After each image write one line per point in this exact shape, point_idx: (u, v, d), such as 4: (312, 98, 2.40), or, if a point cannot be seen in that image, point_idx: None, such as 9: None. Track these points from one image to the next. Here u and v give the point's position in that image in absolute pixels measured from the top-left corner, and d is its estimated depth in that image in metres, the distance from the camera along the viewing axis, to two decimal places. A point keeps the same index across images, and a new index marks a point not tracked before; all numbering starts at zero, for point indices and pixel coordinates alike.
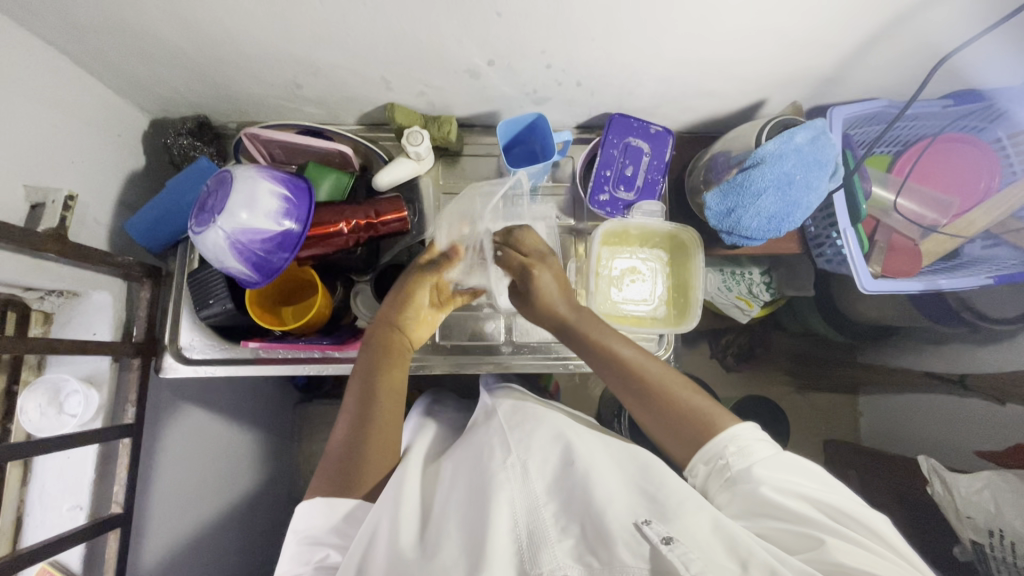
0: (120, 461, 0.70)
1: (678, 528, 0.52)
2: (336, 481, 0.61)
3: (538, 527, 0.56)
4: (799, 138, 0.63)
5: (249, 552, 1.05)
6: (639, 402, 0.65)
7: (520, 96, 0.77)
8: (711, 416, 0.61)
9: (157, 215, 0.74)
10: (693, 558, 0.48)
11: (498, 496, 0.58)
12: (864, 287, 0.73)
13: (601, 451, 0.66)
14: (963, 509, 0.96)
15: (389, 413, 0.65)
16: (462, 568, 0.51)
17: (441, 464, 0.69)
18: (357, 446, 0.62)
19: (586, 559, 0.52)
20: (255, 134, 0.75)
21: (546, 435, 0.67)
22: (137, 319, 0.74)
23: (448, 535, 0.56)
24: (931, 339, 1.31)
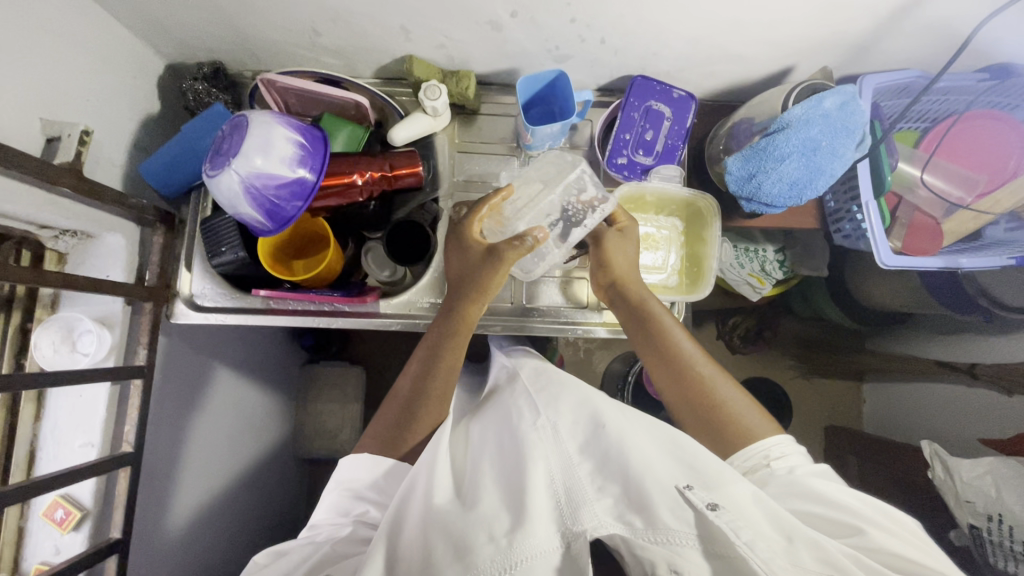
0: (132, 402, 0.71)
1: (720, 495, 0.52)
2: (387, 445, 0.69)
3: (574, 486, 0.57)
4: (827, 103, 0.62)
5: (255, 503, 1.07)
6: (688, 394, 0.69)
7: (542, 53, 0.75)
8: (750, 423, 0.66)
9: (171, 160, 0.73)
10: (742, 527, 0.49)
11: (533, 457, 0.59)
12: (882, 261, 0.71)
13: (632, 416, 0.65)
14: (962, 493, 0.97)
15: (444, 383, 0.71)
16: (505, 520, 0.54)
17: (471, 425, 0.71)
18: (409, 414, 0.70)
19: (626, 518, 0.54)
20: (271, 80, 0.73)
21: (574, 397, 0.67)
22: (149, 264, 0.74)
23: (486, 490, 0.58)
24: (940, 327, 1.29)
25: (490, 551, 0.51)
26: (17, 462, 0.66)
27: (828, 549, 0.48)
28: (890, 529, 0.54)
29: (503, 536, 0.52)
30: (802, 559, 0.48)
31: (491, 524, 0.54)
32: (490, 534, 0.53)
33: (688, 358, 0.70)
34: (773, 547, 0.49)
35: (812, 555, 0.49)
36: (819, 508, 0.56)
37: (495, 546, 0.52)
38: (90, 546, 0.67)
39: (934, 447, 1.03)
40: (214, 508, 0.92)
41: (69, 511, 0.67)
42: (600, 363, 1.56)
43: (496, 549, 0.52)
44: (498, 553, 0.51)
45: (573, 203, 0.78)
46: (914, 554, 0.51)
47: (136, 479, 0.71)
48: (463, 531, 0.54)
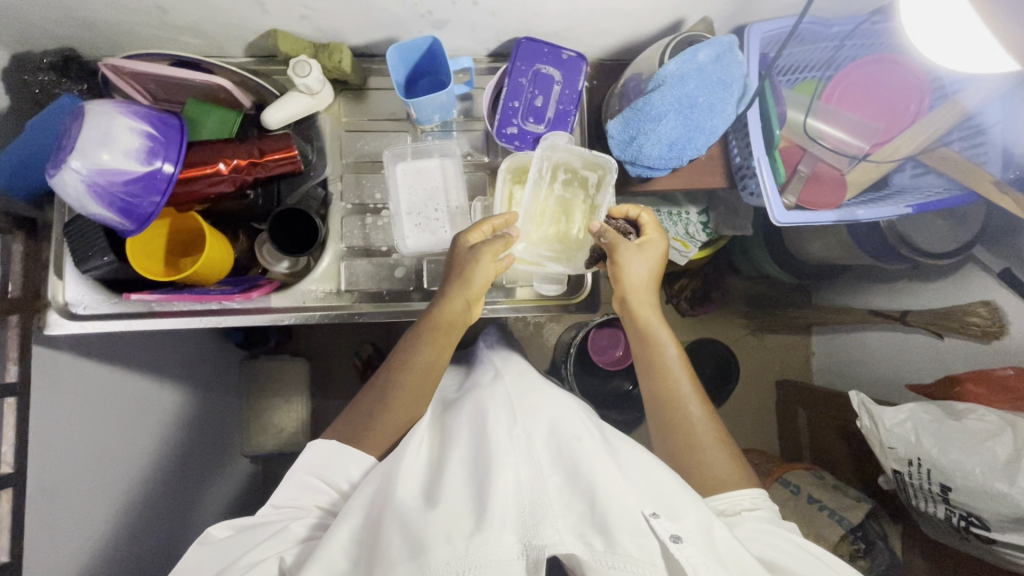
0: (6, 421, 0.67)
1: (683, 526, 0.53)
2: (350, 435, 0.67)
3: (539, 497, 0.55)
4: (701, 56, 0.58)
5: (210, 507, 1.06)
6: (675, 432, 0.69)
7: (416, 19, 0.70)
8: (727, 475, 0.66)
9: (21, 162, 0.68)
10: (698, 563, 0.50)
11: (503, 463, 0.57)
12: (776, 220, 0.68)
13: (612, 437, 0.64)
14: (885, 440, 0.97)
15: (421, 380, 0.70)
16: (467, 525, 0.53)
17: (451, 414, 0.69)
18: (382, 399, 0.69)
19: (587, 538, 0.53)
20: (118, 66, 0.67)
21: (554, 406, 0.65)
22: (12, 274, 0.69)
23: (454, 491, 0.57)
24: (875, 277, 1.29)
25: (446, 554, 0.51)
26: None
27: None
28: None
29: (462, 538, 0.52)
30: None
31: (453, 526, 0.53)
32: (449, 538, 0.52)
33: (680, 397, 0.70)
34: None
35: None
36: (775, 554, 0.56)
37: (451, 549, 0.51)
38: None
39: (863, 397, 1.04)
40: (151, 518, 0.90)
41: None
42: (550, 336, 1.55)
43: (453, 551, 0.51)
44: (452, 556, 0.51)
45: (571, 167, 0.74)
46: None
47: (23, 500, 0.68)
48: (428, 529, 0.52)
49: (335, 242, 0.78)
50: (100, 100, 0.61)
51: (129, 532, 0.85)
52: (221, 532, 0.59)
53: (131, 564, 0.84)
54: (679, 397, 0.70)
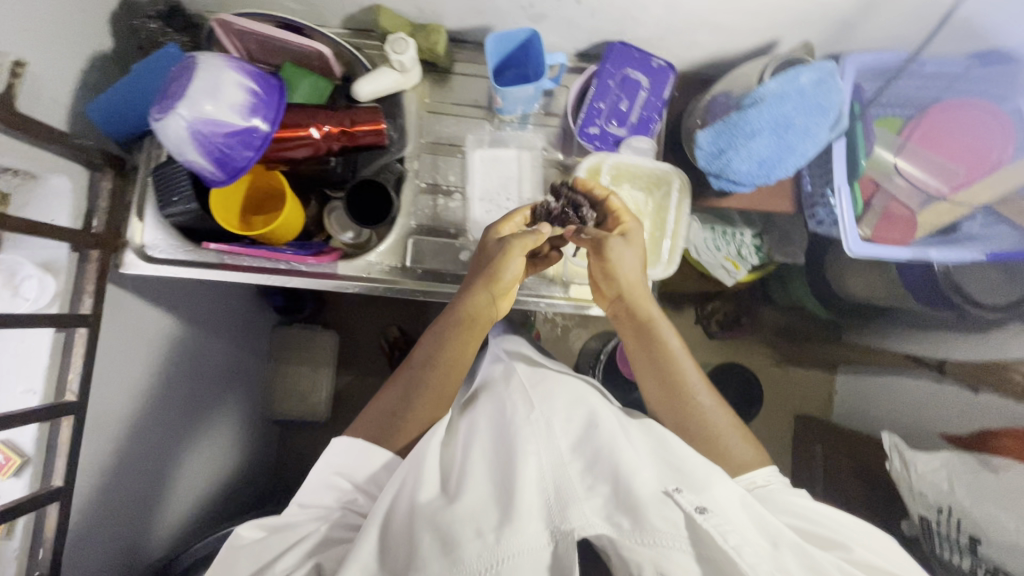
0: (76, 350, 0.70)
1: (707, 498, 0.54)
2: (378, 434, 0.66)
3: (563, 483, 0.57)
4: (803, 79, 0.59)
5: (209, 474, 1.06)
6: (689, 426, 0.68)
7: (516, 11, 0.72)
8: (746, 459, 0.66)
9: (119, 101, 0.69)
10: (729, 531, 0.50)
11: (525, 451, 0.59)
12: (850, 250, 0.68)
13: (628, 424, 0.66)
14: (916, 485, 0.98)
15: (451, 381, 0.69)
16: (494, 517, 0.54)
17: (470, 410, 0.70)
18: (406, 403, 0.67)
19: (614, 518, 0.54)
20: (227, 22, 0.69)
21: (570, 398, 0.68)
22: (99, 211, 0.72)
23: (476, 482, 0.58)
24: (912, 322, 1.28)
25: (477, 547, 0.51)
26: None
27: (816, 557, 0.50)
28: (870, 544, 0.57)
29: (491, 531, 0.52)
30: (784, 563, 0.50)
31: (479, 519, 0.53)
32: (478, 528, 0.53)
33: (687, 385, 0.69)
34: (757, 552, 0.50)
35: (797, 562, 0.50)
36: (804, 523, 0.57)
37: (483, 542, 0.52)
38: (34, 491, 0.67)
39: (894, 439, 1.04)
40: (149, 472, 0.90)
41: (10, 456, 0.66)
42: (576, 342, 1.55)
43: (484, 544, 0.51)
44: (485, 549, 0.51)
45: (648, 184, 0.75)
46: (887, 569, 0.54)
47: (81, 428, 0.71)
48: (454, 523, 0.53)
49: (404, 219, 0.78)
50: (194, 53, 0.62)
51: (133, 475, 0.85)
52: (251, 534, 0.58)
53: (133, 510, 0.85)
54: (685, 385, 0.69)
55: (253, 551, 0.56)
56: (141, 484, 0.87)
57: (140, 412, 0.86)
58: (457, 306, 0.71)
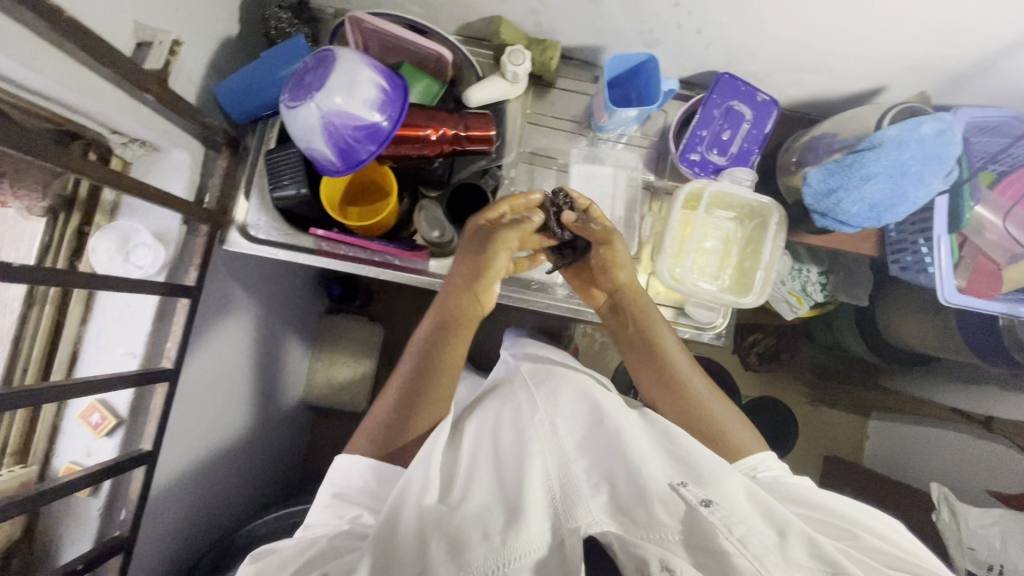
0: (178, 320, 0.72)
1: (713, 490, 0.54)
2: (375, 441, 0.66)
3: (570, 482, 0.57)
4: (924, 129, 0.60)
5: (256, 456, 1.09)
6: (680, 412, 0.70)
7: (633, 35, 0.74)
8: (738, 439, 0.68)
9: (247, 84, 0.72)
10: (735, 522, 0.50)
11: (530, 451, 0.60)
12: (943, 298, 0.70)
13: (629, 414, 0.67)
14: (965, 540, 0.97)
15: (443, 386, 0.69)
16: (500, 518, 0.54)
17: (479, 413, 0.73)
18: (401, 418, 0.66)
19: (621, 516, 0.53)
20: (358, 20, 0.71)
21: (575, 393, 0.70)
22: (210, 187, 0.74)
23: (479, 486, 0.58)
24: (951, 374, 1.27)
25: (483, 550, 0.51)
26: (59, 364, 0.68)
27: (821, 545, 0.49)
28: (877, 531, 0.57)
29: (497, 533, 0.52)
30: (794, 551, 0.49)
31: (484, 522, 0.53)
32: (485, 531, 0.52)
33: (685, 375, 0.72)
34: (765, 542, 0.49)
35: (807, 552, 0.49)
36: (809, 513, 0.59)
37: (489, 544, 0.51)
38: (122, 453, 0.69)
39: (943, 491, 1.03)
40: (218, 449, 0.94)
41: (105, 417, 0.68)
42: (613, 360, 1.55)
43: (490, 547, 0.51)
44: (492, 551, 0.51)
45: (737, 211, 0.78)
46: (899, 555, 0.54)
47: (172, 395, 0.72)
48: (457, 528, 0.53)
49: None
50: (329, 49, 0.64)
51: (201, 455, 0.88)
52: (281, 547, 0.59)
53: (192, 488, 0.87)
54: (679, 376, 0.71)
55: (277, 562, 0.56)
56: (207, 457, 0.91)
57: (226, 387, 0.92)
58: (440, 306, 0.72)
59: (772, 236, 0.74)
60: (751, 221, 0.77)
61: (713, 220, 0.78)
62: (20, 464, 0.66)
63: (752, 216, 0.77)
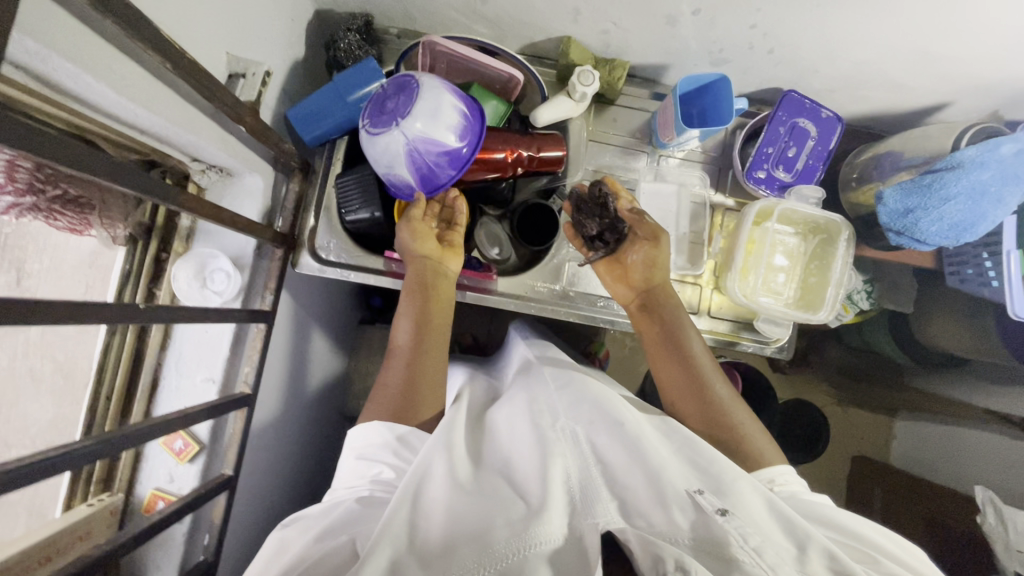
0: (255, 344, 0.72)
1: (733, 502, 0.50)
2: (395, 412, 0.63)
3: (590, 485, 0.53)
4: (1004, 149, 0.61)
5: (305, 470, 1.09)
6: (699, 412, 0.65)
7: (701, 54, 0.74)
8: (759, 450, 0.61)
9: (320, 107, 0.72)
10: (751, 533, 0.47)
11: (550, 453, 0.55)
12: (1014, 313, 0.70)
13: (649, 422, 0.62)
14: (1014, 542, 0.99)
15: (433, 361, 0.66)
16: (521, 508, 0.51)
17: (494, 411, 0.68)
18: (411, 387, 0.64)
19: (639, 519, 0.50)
20: (432, 44, 0.72)
21: (599, 393, 0.64)
22: (281, 210, 0.74)
23: (495, 484, 0.55)
24: (980, 375, 1.28)
25: (506, 534, 0.48)
26: (141, 393, 0.68)
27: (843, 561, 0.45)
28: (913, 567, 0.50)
29: (520, 518, 0.49)
30: (815, 565, 0.45)
31: (507, 511, 0.51)
32: (507, 517, 0.50)
33: (710, 377, 0.66)
34: (783, 555, 0.46)
35: (824, 565, 0.45)
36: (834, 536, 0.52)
37: (513, 529, 0.49)
38: (203, 481, 0.69)
39: (989, 494, 1.05)
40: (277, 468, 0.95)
41: (188, 443, 0.68)
42: (643, 365, 1.55)
43: (513, 531, 0.48)
44: (513, 535, 0.48)
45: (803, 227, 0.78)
46: None
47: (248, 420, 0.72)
48: (479, 517, 0.50)
49: (563, 241, 0.81)
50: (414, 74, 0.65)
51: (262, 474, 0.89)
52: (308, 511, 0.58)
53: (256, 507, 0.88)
54: (705, 378, 0.66)
55: (305, 523, 0.55)
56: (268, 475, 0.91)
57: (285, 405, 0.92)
58: (414, 273, 0.69)
59: (840, 254, 0.75)
60: (817, 236, 0.78)
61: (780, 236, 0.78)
62: (106, 492, 0.67)
63: (817, 232, 0.78)
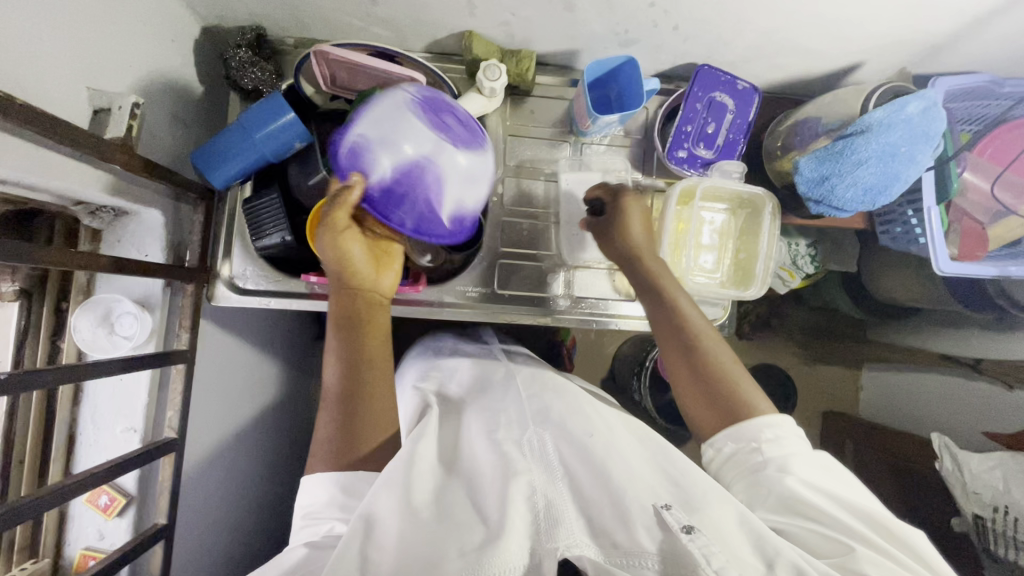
0: (175, 387, 0.68)
1: (699, 518, 0.50)
2: (339, 453, 0.58)
3: (555, 501, 0.52)
4: (910, 108, 0.60)
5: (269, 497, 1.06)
6: (693, 366, 0.63)
7: (608, 36, 0.72)
8: (747, 397, 0.61)
9: (225, 150, 0.69)
10: (715, 553, 0.46)
11: (517, 471, 0.54)
12: (940, 269, 0.71)
13: (619, 433, 0.62)
14: (969, 485, 1.01)
15: (382, 394, 0.61)
16: (479, 535, 0.49)
17: (454, 428, 0.64)
18: (352, 423, 0.59)
19: (604, 539, 0.50)
20: (324, 52, 0.68)
21: (564, 410, 0.64)
22: (188, 244, 0.71)
23: (459, 502, 0.54)
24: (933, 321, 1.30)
25: (459, 565, 0.46)
26: (57, 451, 0.65)
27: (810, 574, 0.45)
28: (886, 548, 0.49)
29: (475, 549, 0.47)
30: None
31: (463, 537, 0.49)
32: (462, 547, 0.48)
33: (691, 332, 0.65)
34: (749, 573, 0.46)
35: None
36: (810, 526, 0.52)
37: (466, 559, 0.46)
38: (136, 534, 0.66)
39: (944, 440, 1.07)
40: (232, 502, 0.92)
41: (114, 497, 0.66)
42: (611, 347, 1.54)
43: (466, 562, 0.46)
44: (468, 567, 0.46)
45: (730, 201, 0.77)
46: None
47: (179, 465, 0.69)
48: (433, 546, 0.48)
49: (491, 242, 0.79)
50: (446, 94, 0.68)
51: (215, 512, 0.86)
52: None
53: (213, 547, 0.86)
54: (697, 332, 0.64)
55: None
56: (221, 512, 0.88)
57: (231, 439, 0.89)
58: (344, 304, 0.63)
59: (767, 226, 0.74)
60: (744, 208, 0.77)
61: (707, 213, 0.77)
62: (31, 559, 0.63)
63: (744, 205, 0.76)
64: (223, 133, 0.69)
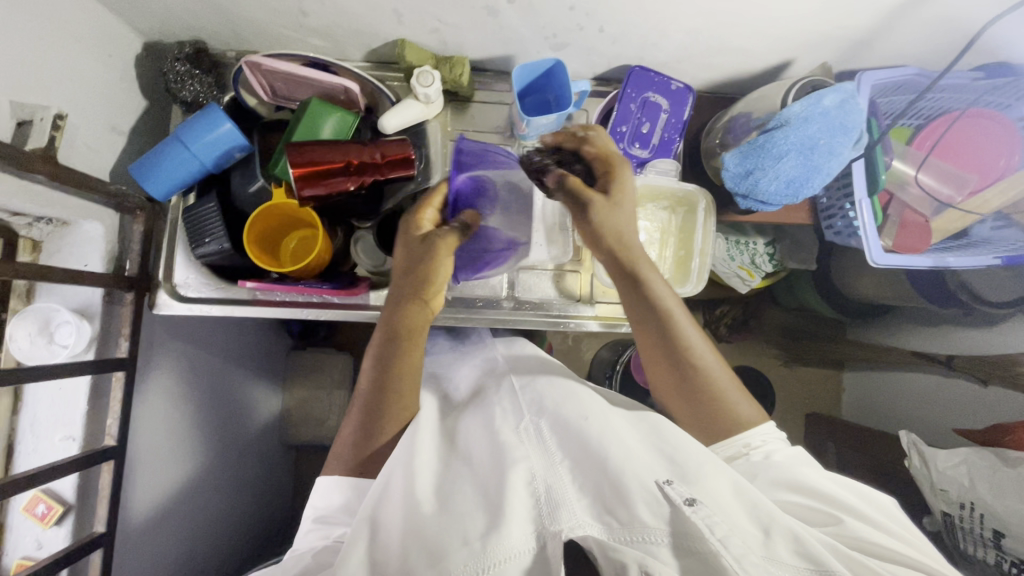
0: (114, 395, 0.69)
1: (700, 489, 0.48)
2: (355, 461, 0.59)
3: (555, 486, 0.50)
4: (826, 101, 0.61)
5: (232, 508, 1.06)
6: (673, 371, 0.63)
7: (538, 40, 0.73)
8: (730, 401, 0.62)
9: (162, 165, 0.70)
10: (718, 523, 0.45)
11: (515, 459, 0.52)
12: (873, 260, 0.72)
13: (614, 412, 0.60)
14: (937, 482, 0.99)
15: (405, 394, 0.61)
16: (482, 521, 0.47)
17: (454, 427, 0.63)
18: (372, 427, 0.60)
19: (606, 518, 0.48)
20: (255, 63, 0.69)
21: (559, 395, 0.61)
22: (130, 253, 0.72)
23: (460, 493, 0.52)
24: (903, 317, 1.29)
25: (463, 557, 0.45)
26: None
27: (806, 539, 0.44)
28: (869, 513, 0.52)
29: (477, 538, 0.46)
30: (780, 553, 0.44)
31: (465, 527, 0.47)
32: (465, 538, 0.46)
33: (679, 339, 0.62)
34: (749, 542, 0.44)
35: (789, 548, 0.45)
36: (803, 499, 0.54)
37: (469, 550, 0.45)
38: (74, 540, 0.66)
39: (912, 438, 1.05)
40: None
41: (51, 506, 0.66)
42: (587, 351, 1.53)
43: (470, 553, 0.45)
44: (471, 558, 0.45)
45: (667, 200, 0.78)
46: (890, 540, 0.49)
47: (120, 473, 0.69)
48: (436, 537, 0.47)
49: None
50: None
51: None
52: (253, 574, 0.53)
53: None
54: (679, 336, 0.62)
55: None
56: None
57: None
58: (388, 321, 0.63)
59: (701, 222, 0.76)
60: (681, 207, 0.78)
61: (647, 211, 0.78)
62: None
63: (681, 203, 0.78)
64: (158, 147, 0.70)
